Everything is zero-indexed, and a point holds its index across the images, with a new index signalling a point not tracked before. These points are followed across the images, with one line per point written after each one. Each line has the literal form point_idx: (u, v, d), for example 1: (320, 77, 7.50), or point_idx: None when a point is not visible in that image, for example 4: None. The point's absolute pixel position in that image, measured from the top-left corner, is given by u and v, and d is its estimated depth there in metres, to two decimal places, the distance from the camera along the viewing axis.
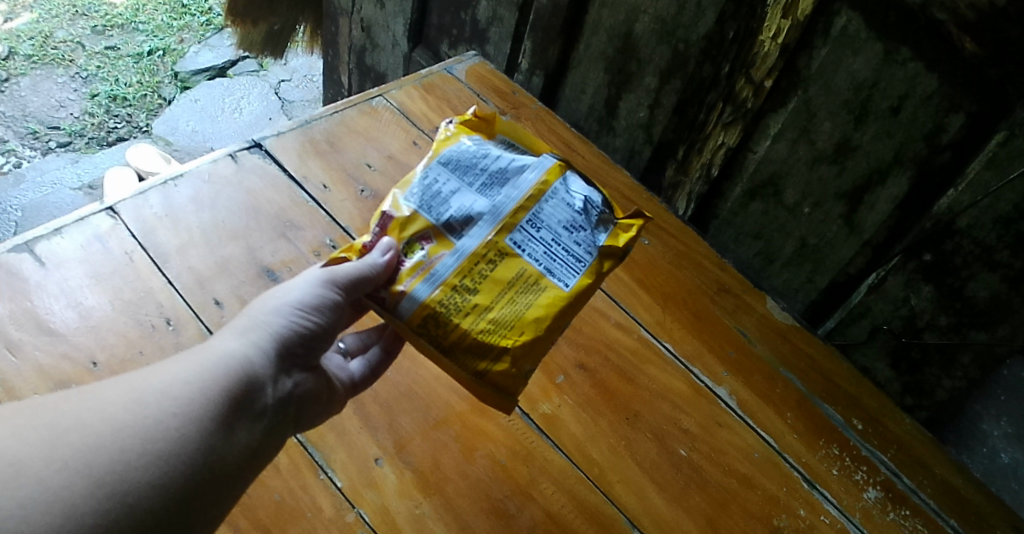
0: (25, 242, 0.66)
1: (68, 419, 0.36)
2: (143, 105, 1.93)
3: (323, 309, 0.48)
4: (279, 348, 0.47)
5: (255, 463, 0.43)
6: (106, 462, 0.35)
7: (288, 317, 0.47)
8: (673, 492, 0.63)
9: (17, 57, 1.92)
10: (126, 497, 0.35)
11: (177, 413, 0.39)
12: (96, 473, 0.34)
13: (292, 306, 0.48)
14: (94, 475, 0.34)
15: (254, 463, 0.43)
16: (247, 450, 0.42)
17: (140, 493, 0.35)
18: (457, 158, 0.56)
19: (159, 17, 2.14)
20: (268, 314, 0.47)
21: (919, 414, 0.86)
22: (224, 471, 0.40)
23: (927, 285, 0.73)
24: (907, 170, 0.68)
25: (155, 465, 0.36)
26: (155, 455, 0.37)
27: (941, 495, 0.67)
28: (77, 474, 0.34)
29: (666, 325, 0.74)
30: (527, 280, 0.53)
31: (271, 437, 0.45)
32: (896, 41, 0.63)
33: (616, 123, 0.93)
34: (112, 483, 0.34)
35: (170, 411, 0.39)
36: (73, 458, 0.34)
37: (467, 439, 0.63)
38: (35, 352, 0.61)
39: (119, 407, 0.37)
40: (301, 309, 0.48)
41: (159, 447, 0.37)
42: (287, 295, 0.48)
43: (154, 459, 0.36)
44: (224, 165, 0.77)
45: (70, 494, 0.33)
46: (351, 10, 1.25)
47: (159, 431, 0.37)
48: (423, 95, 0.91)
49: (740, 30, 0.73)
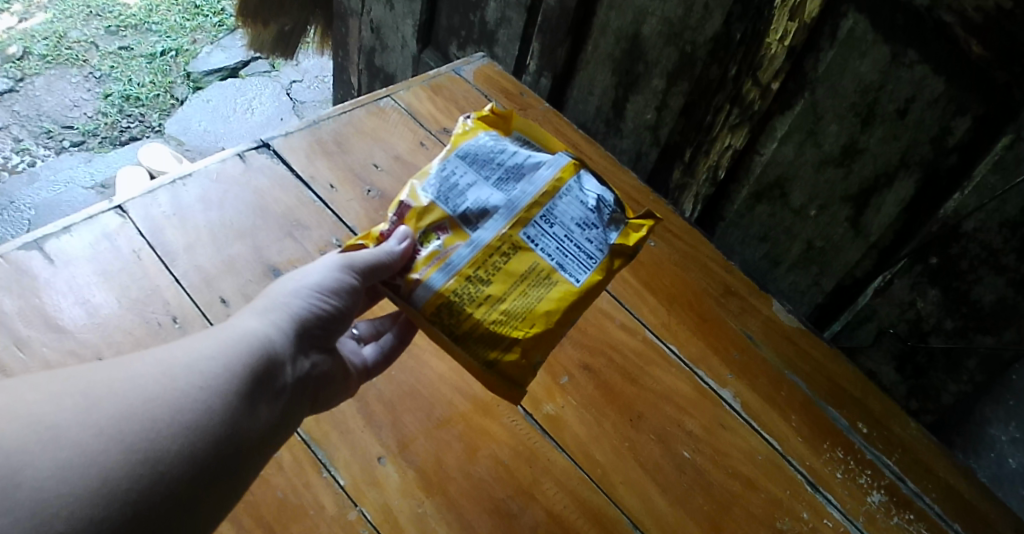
0: (35, 239, 0.67)
1: (100, 387, 0.36)
2: (156, 105, 1.93)
3: (340, 292, 0.49)
4: (298, 328, 0.47)
5: (272, 443, 0.43)
6: (138, 429, 0.35)
7: (307, 300, 0.48)
8: (676, 494, 0.63)
9: (31, 57, 1.93)
10: (158, 464, 0.35)
11: (204, 386, 0.39)
12: (129, 440, 0.35)
13: (311, 289, 0.48)
14: (128, 441, 0.34)
15: (270, 445, 0.43)
16: (267, 428, 0.43)
17: (171, 461, 0.36)
18: (474, 152, 0.56)
19: (172, 17, 2.15)
20: (288, 296, 0.47)
21: (924, 418, 0.86)
22: (247, 446, 0.40)
23: (933, 288, 0.73)
24: (914, 173, 0.68)
25: (184, 435, 0.37)
26: (185, 425, 0.37)
27: (946, 501, 0.66)
28: (113, 440, 0.34)
29: (672, 328, 0.74)
30: (539, 274, 0.54)
31: (289, 417, 0.46)
32: (903, 44, 0.63)
33: (624, 125, 0.93)
34: (145, 450, 0.35)
35: (197, 385, 0.39)
36: (108, 424, 0.35)
37: (471, 439, 0.63)
38: (44, 348, 0.61)
39: (149, 377, 0.38)
40: (319, 291, 0.48)
41: (188, 418, 0.37)
42: (306, 278, 0.49)
43: (184, 429, 0.37)
44: (232, 165, 0.77)
45: (106, 459, 0.33)
46: (362, 12, 1.25)
47: (187, 402, 0.38)
48: (431, 96, 0.91)
49: (747, 31, 0.73)
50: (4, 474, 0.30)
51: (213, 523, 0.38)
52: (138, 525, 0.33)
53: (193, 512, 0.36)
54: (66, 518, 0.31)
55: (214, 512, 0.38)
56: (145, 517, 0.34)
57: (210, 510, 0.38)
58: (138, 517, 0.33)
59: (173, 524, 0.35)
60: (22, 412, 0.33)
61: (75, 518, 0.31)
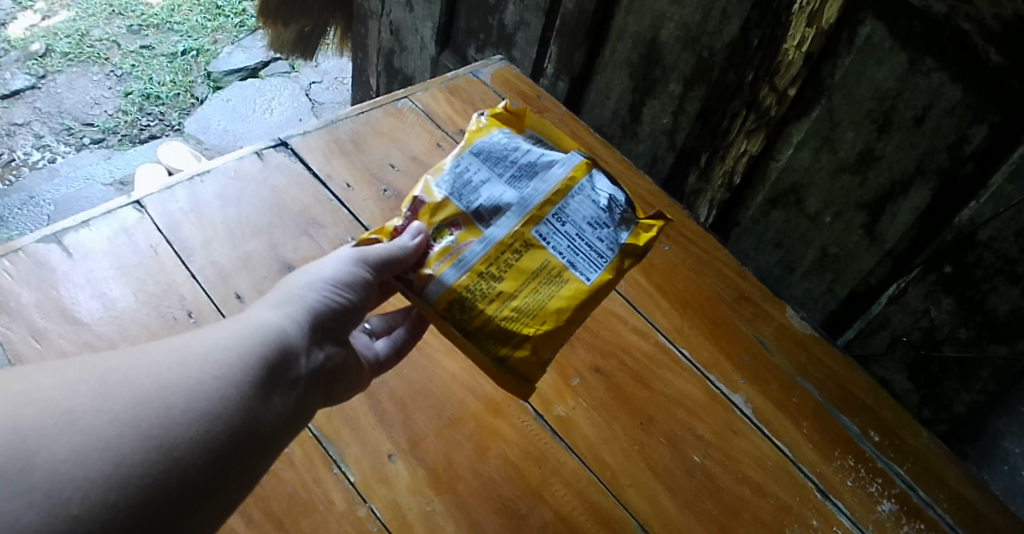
0: (54, 233, 0.68)
1: (117, 375, 0.37)
2: (175, 104, 1.95)
3: (354, 286, 0.49)
4: (313, 320, 0.47)
5: (287, 434, 0.44)
6: (153, 416, 0.36)
7: (321, 293, 0.48)
8: (684, 498, 0.63)
9: (54, 55, 1.96)
10: (172, 451, 0.36)
11: (219, 375, 0.40)
12: (144, 426, 0.35)
13: (325, 282, 0.48)
14: (142, 427, 0.35)
15: (285, 436, 0.44)
16: (283, 419, 0.43)
17: (185, 447, 0.36)
18: (488, 149, 0.57)
19: (194, 17, 2.17)
20: (303, 289, 0.48)
21: (937, 427, 0.84)
22: (261, 436, 0.41)
23: (948, 297, 0.73)
24: (930, 181, 0.68)
25: (198, 422, 0.37)
26: (199, 413, 0.37)
27: (957, 510, 0.66)
28: (128, 425, 0.35)
29: (684, 331, 0.74)
30: (550, 272, 0.54)
31: (303, 408, 0.46)
32: (920, 51, 0.63)
33: (640, 129, 0.93)
34: (159, 437, 0.35)
35: (213, 374, 0.40)
36: (123, 410, 0.35)
37: (482, 438, 0.63)
38: (60, 340, 0.61)
39: (164, 366, 0.38)
40: (334, 285, 0.49)
41: (202, 407, 0.38)
42: (320, 272, 0.49)
43: (199, 416, 0.37)
44: (250, 162, 0.78)
45: (120, 444, 0.34)
46: (382, 14, 1.26)
47: (201, 391, 0.38)
48: (448, 97, 0.92)
49: (765, 37, 0.73)
50: (21, 456, 0.31)
51: (225, 512, 0.39)
52: (153, 510, 0.34)
53: (208, 498, 0.37)
54: (81, 500, 0.32)
55: (227, 501, 0.39)
56: (159, 501, 0.34)
57: (223, 498, 0.38)
58: (152, 502, 0.34)
59: (186, 510, 0.36)
60: (40, 397, 0.34)
61: (90, 500, 0.32)
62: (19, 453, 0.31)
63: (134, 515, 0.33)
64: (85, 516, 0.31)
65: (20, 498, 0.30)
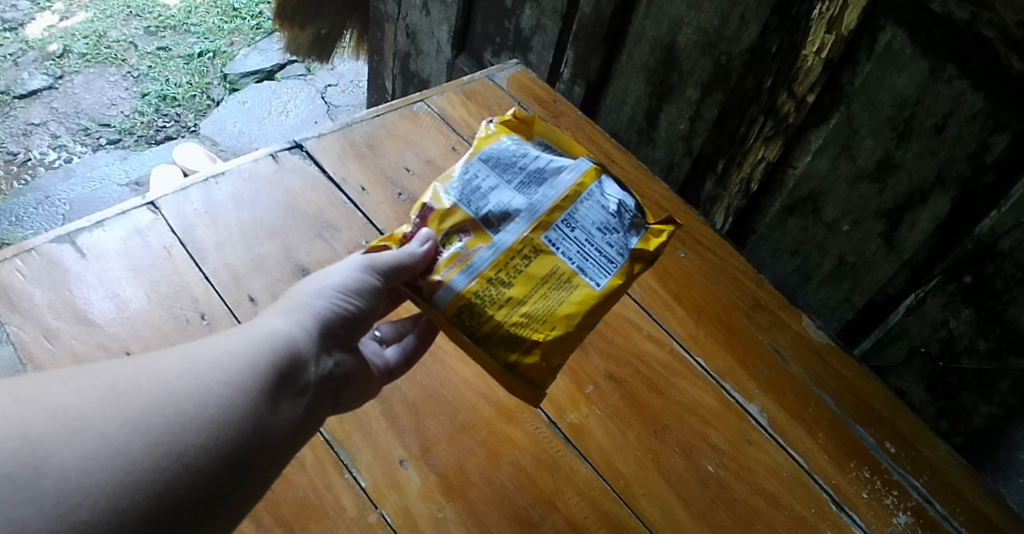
0: (69, 234, 0.68)
1: (126, 382, 0.37)
2: (191, 105, 1.96)
3: (363, 293, 0.49)
4: (321, 328, 0.47)
5: (297, 440, 0.44)
6: (163, 422, 0.36)
7: (330, 300, 0.48)
8: (698, 508, 0.62)
9: (71, 55, 1.98)
10: (182, 457, 0.36)
11: (228, 382, 0.40)
12: (153, 432, 0.35)
13: (334, 290, 0.48)
14: (151, 434, 0.35)
15: (295, 443, 0.43)
16: (292, 426, 0.43)
17: (194, 454, 0.36)
18: (497, 156, 0.56)
19: (211, 19, 2.18)
20: (311, 296, 0.48)
21: (953, 439, 0.83)
22: (270, 444, 0.41)
23: (967, 307, 0.72)
24: (950, 190, 0.67)
25: (208, 429, 0.37)
26: (209, 420, 0.37)
27: (973, 523, 0.65)
28: (137, 432, 0.35)
29: (699, 340, 0.74)
30: (560, 277, 0.54)
31: (313, 415, 0.46)
32: (942, 58, 0.62)
33: (656, 135, 0.92)
34: (169, 443, 0.35)
35: (222, 381, 0.39)
36: (132, 417, 0.35)
37: (493, 445, 0.63)
38: (72, 340, 0.62)
39: (173, 373, 0.38)
40: (342, 292, 0.48)
41: (211, 413, 0.38)
42: (329, 279, 0.49)
43: (208, 423, 0.37)
44: (265, 164, 0.78)
45: (129, 450, 0.34)
46: (398, 17, 1.27)
47: (211, 397, 0.38)
48: (464, 101, 0.92)
49: (783, 43, 0.72)
50: (30, 463, 0.32)
51: (235, 519, 0.39)
52: (162, 517, 0.34)
53: (217, 507, 0.37)
54: (90, 506, 0.32)
55: (237, 509, 0.39)
56: (168, 509, 0.34)
57: (232, 507, 0.38)
58: (160, 509, 0.34)
59: (197, 518, 0.36)
60: (49, 404, 0.34)
61: (100, 507, 0.32)
62: (29, 459, 0.32)
63: (143, 522, 0.33)
64: (95, 522, 0.32)
65: (29, 506, 0.30)
